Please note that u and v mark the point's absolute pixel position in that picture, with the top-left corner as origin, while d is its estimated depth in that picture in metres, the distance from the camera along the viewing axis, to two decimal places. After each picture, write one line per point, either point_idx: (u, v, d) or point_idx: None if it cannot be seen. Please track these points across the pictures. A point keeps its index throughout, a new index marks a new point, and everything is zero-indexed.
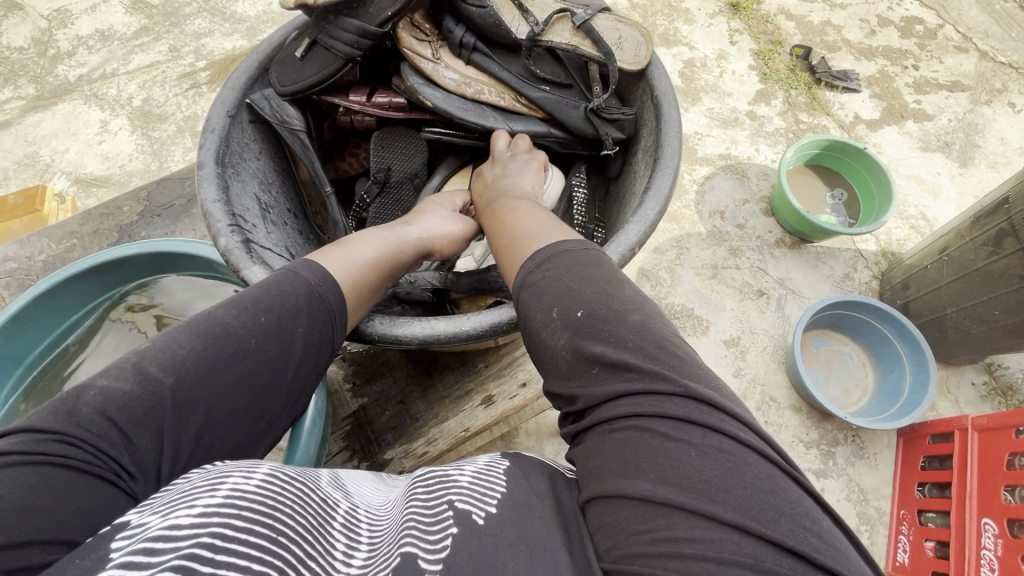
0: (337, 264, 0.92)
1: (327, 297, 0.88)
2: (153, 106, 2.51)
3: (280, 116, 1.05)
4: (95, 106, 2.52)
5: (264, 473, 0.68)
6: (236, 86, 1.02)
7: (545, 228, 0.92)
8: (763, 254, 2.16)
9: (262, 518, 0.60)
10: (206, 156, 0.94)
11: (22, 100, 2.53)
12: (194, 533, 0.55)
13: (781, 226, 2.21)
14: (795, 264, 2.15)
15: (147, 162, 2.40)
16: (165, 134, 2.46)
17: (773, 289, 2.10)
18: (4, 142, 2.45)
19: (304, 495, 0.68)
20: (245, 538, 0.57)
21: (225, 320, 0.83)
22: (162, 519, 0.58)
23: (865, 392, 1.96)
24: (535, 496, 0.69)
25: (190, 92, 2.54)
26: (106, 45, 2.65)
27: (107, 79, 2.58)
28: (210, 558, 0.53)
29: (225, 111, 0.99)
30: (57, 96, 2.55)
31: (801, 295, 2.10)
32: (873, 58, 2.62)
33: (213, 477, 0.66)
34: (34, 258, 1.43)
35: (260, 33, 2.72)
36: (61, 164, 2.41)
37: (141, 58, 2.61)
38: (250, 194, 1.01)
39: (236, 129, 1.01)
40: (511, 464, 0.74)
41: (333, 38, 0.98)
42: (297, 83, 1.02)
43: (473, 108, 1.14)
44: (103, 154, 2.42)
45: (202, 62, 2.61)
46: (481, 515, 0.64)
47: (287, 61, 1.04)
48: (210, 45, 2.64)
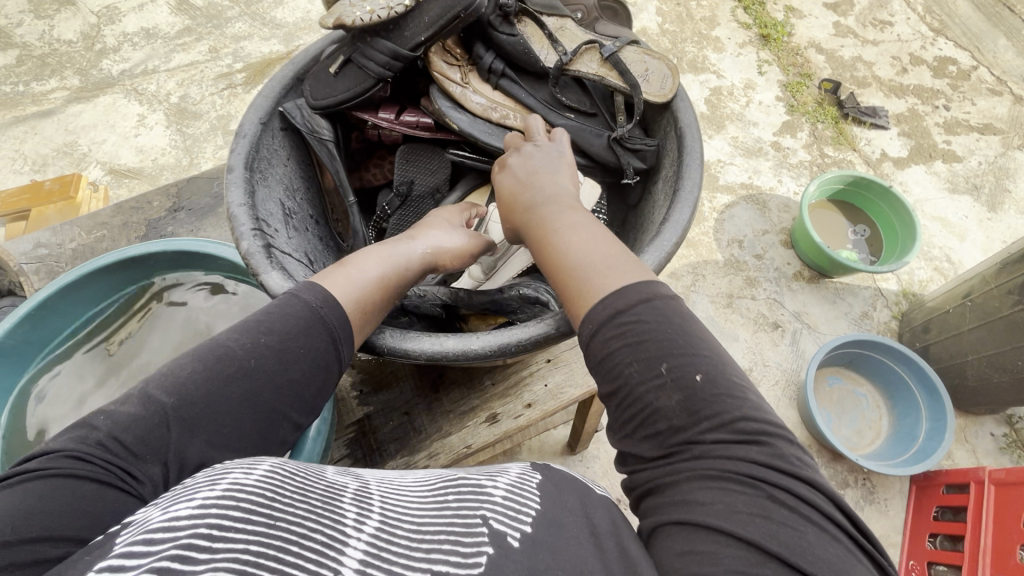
0: (338, 284, 0.87)
1: (328, 317, 0.83)
2: (189, 103, 2.60)
3: (311, 126, 1.08)
4: (134, 100, 2.61)
5: (271, 465, 0.62)
6: (270, 94, 1.05)
7: (614, 257, 0.79)
8: (780, 286, 2.14)
9: (262, 509, 0.54)
10: (236, 160, 0.97)
11: (66, 91, 2.64)
12: (186, 526, 0.50)
13: (801, 259, 2.19)
14: (812, 299, 2.12)
15: (179, 157, 2.47)
16: (199, 131, 2.53)
17: (788, 322, 2.07)
18: (45, 129, 2.55)
19: (314, 485, 0.62)
20: (245, 530, 0.51)
21: (226, 343, 0.78)
22: (161, 512, 0.54)
23: (878, 435, 1.92)
24: (574, 515, 0.64)
25: (225, 93, 2.62)
26: (149, 43, 2.75)
27: (148, 76, 2.67)
28: (205, 556, 0.48)
29: (258, 118, 1.02)
30: (99, 89, 2.64)
31: (817, 330, 2.06)
32: (903, 96, 2.60)
33: (216, 472, 0.60)
34: (66, 247, 1.48)
35: (297, 38, 2.79)
36: (97, 154, 2.50)
37: (181, 57, 2.71)
38: (275, 199, 1.03)
39: (267, 135, 1.04)
40: (543, 477, 0.69)
41: (367, 58, 1.01)
42: (328, 98, 1.06)
43: (498, 132, 1.15)
44: (138, 147, 2.50)
45: (240, 64, 2.69)
46: (516, 536, 0.59)
47: (321, 75, 1.07)
48: (248, 47, 2.73)
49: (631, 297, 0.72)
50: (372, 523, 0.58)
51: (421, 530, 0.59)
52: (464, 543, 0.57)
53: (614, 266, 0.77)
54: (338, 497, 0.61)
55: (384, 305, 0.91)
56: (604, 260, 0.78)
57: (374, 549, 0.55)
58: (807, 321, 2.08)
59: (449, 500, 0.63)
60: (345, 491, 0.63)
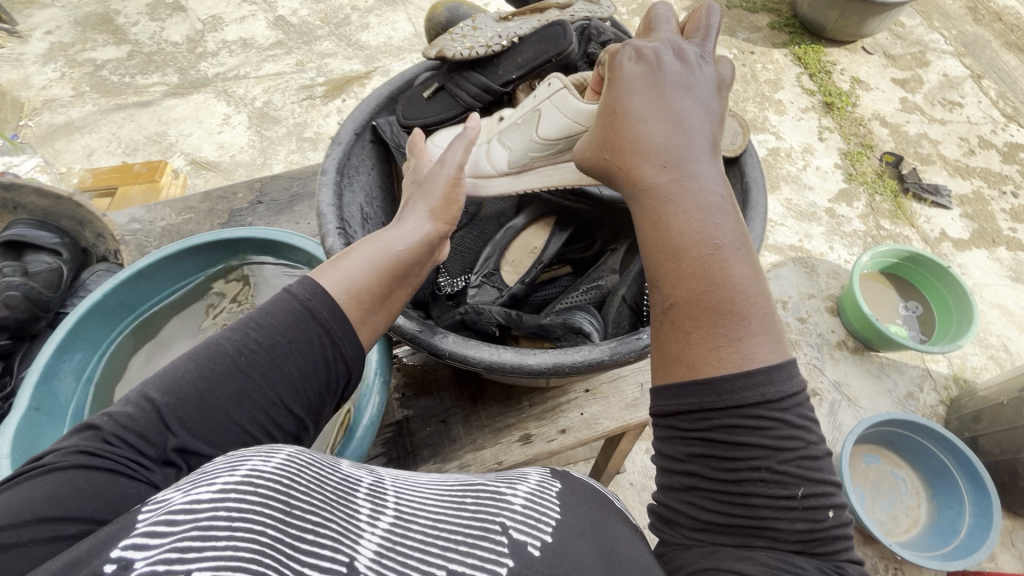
0: (330, 276, 0.77)
1: (318, 310, 0.74)
2: (271, 109, 2.79)
3: (398, 141, 1.18)
4: (223, 100, 2.83)
5: (289, 452, 0.54)
6: (366, 110, 1.15)
7: (751, 297, 0.60)
8: (821, 353, 2.09)
9: (280, 499, 0.47)
10: (330, 166, 1.05)
11: (165, 86, 2.88)
12: (205, 511, 0.44)
13: (846, 328, 2.14)
14: (855, 370, 2.06)
15: (254, 156, 2.65)
16: (275, 135, 2.71)
17: (827, 391, 2.01)
18: (142, 118, 2.77)
19: (326, 476, 0.54)
20: (261, 516, 0.45)
21: (217, 340, 0.72)
22: (181, 495, 0.47)
23: (914, 523, 1.82)
24: (598, 534, 0.57)
25: (305, 103, 2.81)
26: (245, 51, 3.00)
27: (239, 80, 2.90)
28: (223, 535, 0.42)
29: (353, 129, 1.11)
30: (194, 88, 2.88)
31: (857, 403, 1.99)
32: (969, 177, 2.55)
33: (231, 457, 0.52)
34: (156, 224, 1.60)
35: (377, 60, 2.99)
36: (183, 145, 2.69)
37: (271, 67, 2.94)
38: (357, 204, 1.10)
39: (358, 145, 1.13)
40: (563, 485, 0.62)
41: (461, 89, 1.14)
42: (419, 118, 1.15)
43: None
44: (220, 143, 2.69)
45: (322, 79, 2.89)
46: (536, 546, 0.52)
47: (414, 99, 1.17)
48: (331, 64, 2.93)
49: (786, 381, 0.56)
50: (386, 521, 0.51)
51: (437, 528, 0.52)
52: (484, 548, 0.51)
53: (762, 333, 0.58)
54: (352, 490, 0.54)
55: (389, 299, 0.82)
56: (756, 316, 0.59)
57: (388, 546, 0.49)
58: (847, 392, 2.01)
59: (465, 501, 0.56)
60: (357, 484, 0.56)
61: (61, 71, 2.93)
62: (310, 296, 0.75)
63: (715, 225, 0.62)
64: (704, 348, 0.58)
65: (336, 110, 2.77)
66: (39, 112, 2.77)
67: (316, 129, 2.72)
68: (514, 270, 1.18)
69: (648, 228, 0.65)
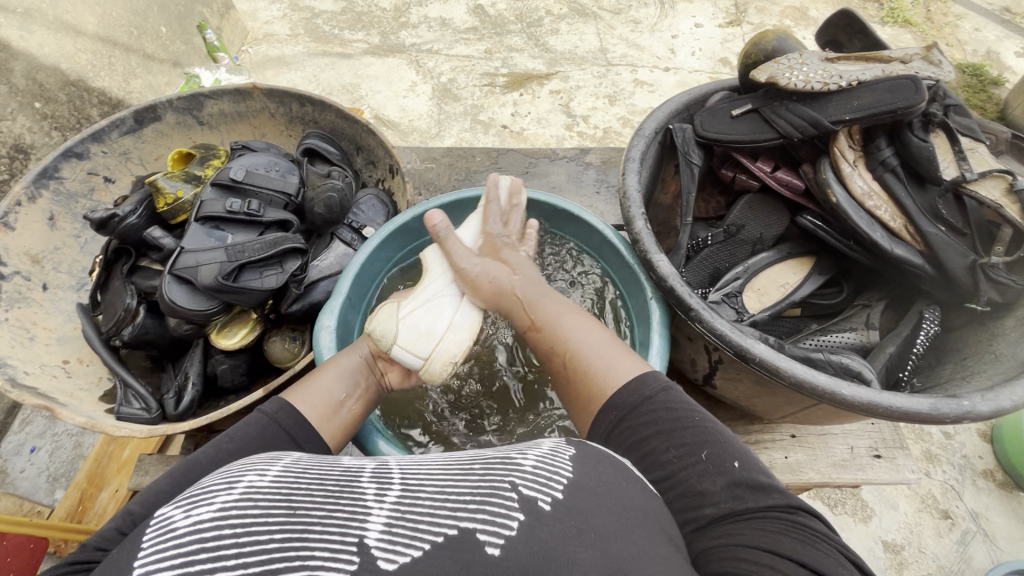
0: (298, 396, 0.66)
1: (289, 424, 0.62)
2: (453, 86, 2.36)
3: (686, 148, 0.91)
4: (413, 68, 2.42)
5: (291, 460, 0.47)
6: (667, 111, 0.95)
7: (614, 358, 0.65)
8: (963, 474, 1.53)
9: (282, 505, 0.40)
10: (634, 152, 0.88)
11: (365, 44, 2.49)
12: (208, 533, 0.37)
13: (997, 457, 1.55)
14: (1003, 507, 1.49)
15: (428, 126, 2.26)
16: (452, 111, 2.30)
17: (961, 517, 1.46)
18: (337, 67, 2.42)
19: (328, 470, 0.45)
20: (265, 526, 0.38)
21: (172, 430, 0.80)
22: (185, 513, 0.39)
23: None
24: (613, 495, 0.45)
25: (484, 89, 2.35)
26: (442, 29, 2.54)
27: (431, 54, 2.46)
28: (233, 553, 0.36)
29: (651, 128, 0.92)
30: (391, 53, 2.46)
31: (996, 544, 1.44)
32: None
33: (230, 470, 0.45)
34: None
35: (558, 67, 2.44)
36: (370, 100, 2.33)
37: (461, 48, 2.47)
38: (647, 141, 0.91)
39: (648, 144, 0.92)
40: (578, 451, 0.49)
41: (778, 116, 0.84)
42: (718, 136, 0.89)
43: (866, 219, 0.83)
44: (403, 107, 2.32)
45: (505, 70, 2.40)
46: (549, 501, 0.42)
47: (717, 109, 0.91)
48: (517, 59, 2.44)
49: (653, 381, 0.61)
50: (394, 493, 0.42)
51: (446, 493, 0.42)
52: (493, 502, 0.41)
53: (624, 354, 0.66)
54: (354, 473, 0.45)
55: (347, 410, 0.69)
56: (615, 351, 0.66)
57: (399, 515, 0.40)
58: (987, 526, 1.46)
59: (471, 464, 0.46)
60: (360, 469, 0.46)
61: (284, 11, 2.61)
62: (282, 412, 0.63)
63: (570, 317, 0.72)
64: (586, 377, 0.65)
65: (513, 103, 2.31)
66: (258, 43, 2.48)
67: (491, 115, 2.28)
68: (757, 298, 0.91)
69: (482, 290, 0.78)
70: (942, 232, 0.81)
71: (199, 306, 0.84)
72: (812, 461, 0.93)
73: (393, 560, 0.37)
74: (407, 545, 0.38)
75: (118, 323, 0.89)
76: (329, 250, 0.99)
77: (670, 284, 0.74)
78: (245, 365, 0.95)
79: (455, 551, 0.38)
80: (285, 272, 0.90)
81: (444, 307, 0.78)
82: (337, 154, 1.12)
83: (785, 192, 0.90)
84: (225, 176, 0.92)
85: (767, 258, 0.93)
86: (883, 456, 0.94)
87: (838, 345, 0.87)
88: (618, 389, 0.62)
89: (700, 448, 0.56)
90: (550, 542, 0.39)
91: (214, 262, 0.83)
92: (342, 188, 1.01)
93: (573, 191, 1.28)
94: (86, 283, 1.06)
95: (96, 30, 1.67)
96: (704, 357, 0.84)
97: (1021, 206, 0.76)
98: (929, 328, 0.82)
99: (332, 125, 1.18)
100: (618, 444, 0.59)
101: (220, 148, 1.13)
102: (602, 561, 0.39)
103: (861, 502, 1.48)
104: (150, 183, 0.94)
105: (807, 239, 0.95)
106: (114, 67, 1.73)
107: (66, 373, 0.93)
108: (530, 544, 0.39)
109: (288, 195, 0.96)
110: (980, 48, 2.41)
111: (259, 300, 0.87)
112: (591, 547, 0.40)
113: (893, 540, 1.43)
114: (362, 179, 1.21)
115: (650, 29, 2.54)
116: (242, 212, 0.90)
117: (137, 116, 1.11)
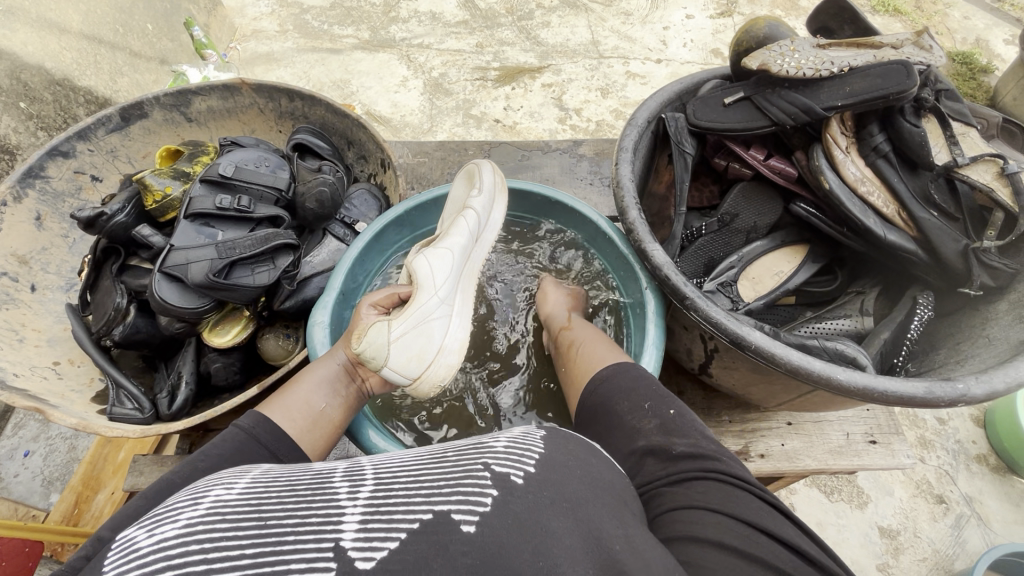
0: (277, 410, 0.66)
1: (266, 437, 0.61)
2: (445, 81, 2.35)
3: (679, 137, 0.91)
4: (404, 63, 2.40)
5: (258, 473, 0.47)
6: (659, 99, 0.94)
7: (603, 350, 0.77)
8: (957, 459, 1.54)
9: (251, 517, 0.39)
10: (627, 142, 0.87)
11: (355, 40, 2.47)
12: (173, 551, 0.36)
13: (990, 441, 1.56)
14: (995, 490, 1.50)
15: (421, 121, 2.25)
16: (444, 106, 2.28)
17: (956, 501, 1.48)
18: (327, 63, 2.39)
19: (298, 479, 0.45)
20: (234, 540, 0.37)
21: (166, 429, 0.80)
22: (147, 534, 0.38)
23: None
24: (585, 470, 0.47)
25: (476, 83, 2.34)
26: (432, 23, 2.53)
27: (422, 49, 2.44)
28: (202, 568, 0.35)
29: (644, 117, 0.92)
30: (381, 48, 2.44)
31: (990, 527, 1.45)
32: None
33: (194, 489, 0.44)
34: None
35: (550, 60, 2.43)
36: (361, 96, 2.31)
37: (452, 43, 2.46)
38: (640, 130, 0.90)
39: (641, 134, 0.92)
40: (548, 434, 0.51)
41: (771, 103, 0.84)
42: (710, 125, 0.89)
43: (860, 205, 0.83)
44: (395, 103, 2.30)
45: (497, 64, 2.39)
46: (522, 475, 0.44)
47: (710, 98, 0.91)
48: (509, 53, 2.42)
49: (627, 366, 0.71)
50: (366, 490, 0.42)
51: (419, 482, 0.43)
52: (466, 484, 0.42)
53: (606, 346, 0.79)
54: (324, 478, 0.45)
55: (328, 419, 0.70)
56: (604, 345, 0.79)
57: (373, 510, 0.40)
58: (981, 510, 1.47)
59: (444, 454, 0.47)
60: (330, 473, 0.46)
61: (273, 7, 2.59)
62: (258, 425, 0.62)
63: (598, 340, 0.81)
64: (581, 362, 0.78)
65: (505, 97, 2.29)
66: (247, 40, 2.45)
67: (484, 109, 2.27)
68: (752, 286, 0.91)
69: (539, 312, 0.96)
70: (934, 217, 0.81)
71: (190, 303, 0.83)
72: (808, 448, 0.94)
73: (370, 559, 0.36)
74: (384, 540, 0.37)
75: (108, 323, 0.88)
76: (321, 246, 0.99)
77: (663, 274, 0.74)
78: (239, 363, 0.95)
79: (432, 534, 0.38)
80: (277, 268, 0.89)
81: (434, 331, 0.78)
82: (328, 149, 1.11)
83: (778, 179, 0.90)
84: (214, 172, 0.91)
85: (762, 247, 0.93)
86: (878, 442, 0.94)
87: (832, 331, 0.87)
88: (599, 368, 0.73)
89: (668, 406, 0.63)
90: (524, 513, 0.41)
91: (205, 260, 0.83)
92: (334, 182, 1.00)
93: (566, 183, 1.28)
94: (76, 283, 1.05)
95: (81, 27, 1.64)
96: (699, 346, 0.84)
97: (1012, 189, 0.76)
98: (923, 313, 0.82)
99: (322, 119, 1.17)
100: (593, 407, 0.69)
101: (209, 145, 1.11)
102: (576, 529, 0.41)
103: (857, 488, 1.49)
104: (137, 180, 0.93)
105: (800, 227, 0.95)
106: (100, 66, 1.70)
107: (56, 375, 0.92)
108: (505, 519, 0.40)
109: (279, 190, 0.95)
110: (969, 36, 2.41)
111: (251, 297, 0.87)
112: (565, 517, 0.41)
113: (889, 526, 1.44)
114: (353, 174, 1.20)
115: (642, 21, 2.53)
116: (232, 208, 0.89)
117: (124, 113, 1.09)
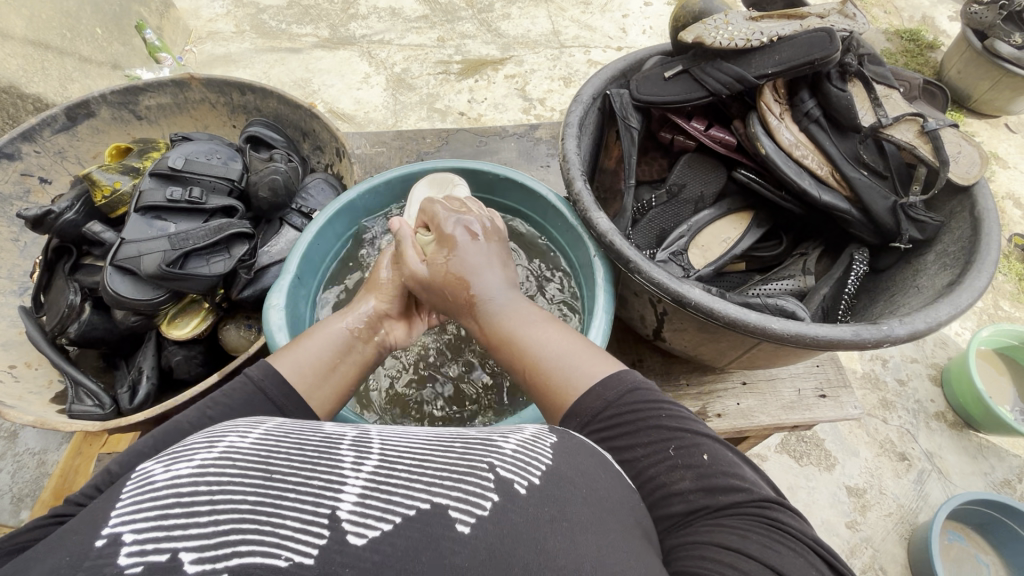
0: (285, 361, 0.65)
1: (274, 392, 0.61)
2: (407, 76, 2.34)
3: (624, 112, 0.94)
4: (366, 60, 2.39)
5: (271, 426, 0.48)
6: (603, 76, 0.97)
7: (579, 365, 0.61)
8: (917, 418, 1.61)
9: (259, 468, 0.40)
10: (573, 118, 0.90)
11: (315, 38, 2.44)
12: (183, 488, 0.37)
13: (947, 400, 1.64)
14: (953, 444, 1.58)
15: (385, 117, 2.24)
16: (408, 101, 2.28)
17: (917, 457, 1.55)
18: (287, 62, 2.37)
19: (309, 437, 0.46)
20: (240, 487, 0.38)
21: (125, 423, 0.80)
22: (164, 468, 0.40)
23: None
24: (591, 487, 0.46)
25: (439, 77, 2.34)
26: (392, 19, 2.52)
27: (383, 45, 2.43)
28: (206, 510, 0.36)
29: (589, 94, 0.94)
30: (341, 45, 2.43)
31: (949, 479, 1.53)
32: None
33: (212, 430, 0.46)
34: None
35: (512, 52, 2.45)
36: (323, 94, 2.29)
37: (413, 38, 2.46)
38: (585, 106, 0.93)
39: (587, 110, 0.94)
40: (559, 441, 0.49)
41: (707, 73, 0.87)
42: (653, 98, 0.92)
43: (794, 168, 0.87)
44: (358, 100, 2.29)
45: (459, 57, 2.39)
46: (525, 483, 0.43)
47: (651, 73, 0.94)
48: (470, 46, 2.43)
49: (619, 388, 0.58)
50: (371, 463, 0.42)
51: (424, 467, 0.42)
52: (469, 481, 0.41)
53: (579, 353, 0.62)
54: (333, 442, 0.45)
55: (339, 372, 0.68)
56: (577, 360, 0.61)
57: (373, 486, 0.40)
58: (941, 464, 1.55)
59: (452, 443, 0.46)
60: (340, 438, 0.46)
61: (227, 7, 2.55)
62: (267, 377, 0.62)
63: (530, 327, 0.65)
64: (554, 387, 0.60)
65: (469, 90, 2.30)
66: (202, 42, 2.41)
67: (448, 102, 2.27)
68: (701, 254, 0.93)
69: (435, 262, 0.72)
70: (866, 178, 0.86)
71: (144, 295, 0.83)
72: (763, 405, 0.98)
73: (363, 535, 0.37)
74: (378, 519, 0.38)
75: (62, 320, 0.88)
76: (279, 236, 0.99)
77: (609, 239, 0.77)
78: (201, 356, 0.95)
79: (426, 524, 0.38)
80: (233, 257, 0.89)
81: None
82: (281, 140, 1.11)
83: (720, 149, 0.94)
84: (164, 165, 0.91)
85: (711, 214, 0.96)
86: (828, 395, 0.99)
87: (780, 291, 0.90)
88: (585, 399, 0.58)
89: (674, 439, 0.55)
90: (521, 524, 0.40)
91: (158, 251, 0.82)
92: (287, 171, 1.00)
93: (525, 166, 1.30)
94: (30, 287, 1.03)
95: (25, 33, 1.60)
96: (650, 311, 0.87)
97: (931, 145, 0.80)
98: (859, 268, 0.87)
99: (277, 112, 1.17)
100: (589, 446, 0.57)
101: (161, 142, 1.11)
102: (574, 548, 0.39)
103: (824, 451, 1.55)
104: (86, 177, 0.92)
105: (744, 194, 0.98)
106: (49, 72, 1.66)
107: (13, 377, 0.91)
108: (500, 526, 0.39)
109: (232, 180, 0.96)
110: (916, 14, 2.50)
111: (208, 287, 0.87)
112: (563, 533, 0.40)
113: (855, 484, 1.50)
114: (311, 166, 1.20)
115: (600, 10, 2.57)
116: (185, 200, 0.89)
117: (70, 113, 1.07)
